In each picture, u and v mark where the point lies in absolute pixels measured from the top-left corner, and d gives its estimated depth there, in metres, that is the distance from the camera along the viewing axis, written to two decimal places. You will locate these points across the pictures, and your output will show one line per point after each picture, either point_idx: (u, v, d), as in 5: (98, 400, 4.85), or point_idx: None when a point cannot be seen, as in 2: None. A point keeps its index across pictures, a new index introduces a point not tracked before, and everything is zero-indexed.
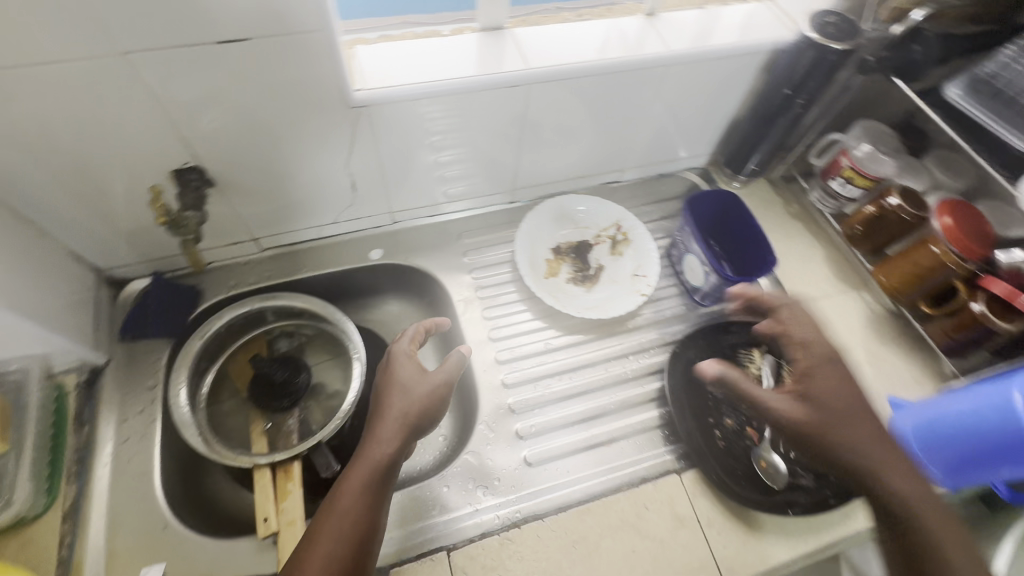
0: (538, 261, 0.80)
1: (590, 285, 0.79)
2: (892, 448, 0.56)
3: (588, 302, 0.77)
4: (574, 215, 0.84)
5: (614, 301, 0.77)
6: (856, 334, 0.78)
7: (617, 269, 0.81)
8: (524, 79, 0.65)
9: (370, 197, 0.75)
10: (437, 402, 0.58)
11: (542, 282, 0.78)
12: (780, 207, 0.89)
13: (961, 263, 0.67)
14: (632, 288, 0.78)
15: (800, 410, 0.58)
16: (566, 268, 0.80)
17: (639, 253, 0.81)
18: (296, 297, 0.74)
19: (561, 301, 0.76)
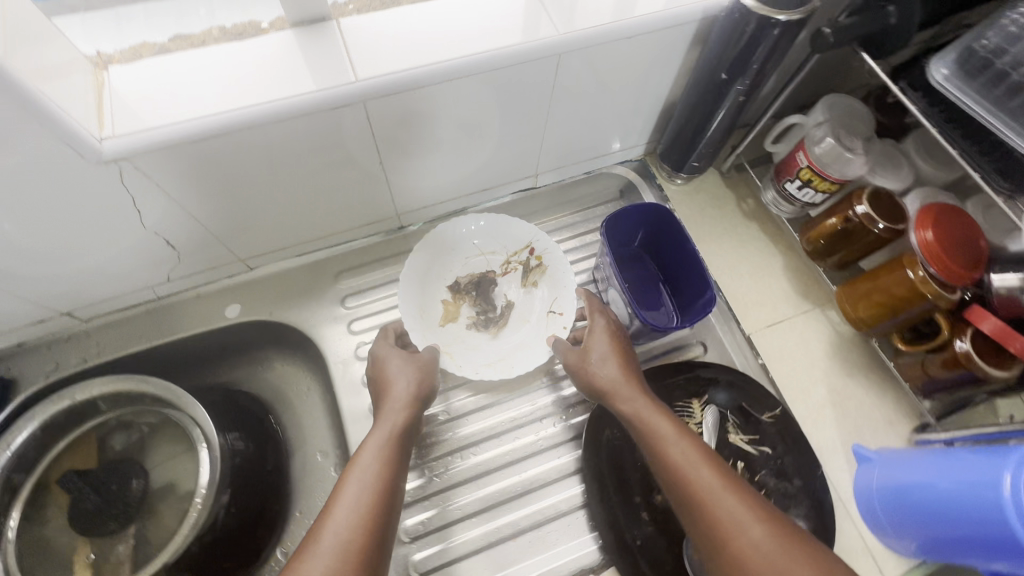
0: (430, 304, 0.65)
1: (496, 330, 0.65)
2: (627, 385, 0.54)
3: (491, 355, 0.64)
4: (476, 238, 0.68)
5: (523, 351, 0.64)
6: (819, 365, 0.65)
7: (529, 305, 0.67)
8: (353, 97, 0.46)
9: (202, 248, 0.59)
10: (426, 379, 0.57)
11: (436, 331, 0.64)
12: (732, 204, 0.74)
13: (943, 293, 0.53)
14: (545, 330, 0.65)
15: (582, 363, 0.57)
16: (467, 309, 0.66)
17: (555, 287, 0.66)
18: (122, 378, 0.58)
19: (457, 358, 0.63)
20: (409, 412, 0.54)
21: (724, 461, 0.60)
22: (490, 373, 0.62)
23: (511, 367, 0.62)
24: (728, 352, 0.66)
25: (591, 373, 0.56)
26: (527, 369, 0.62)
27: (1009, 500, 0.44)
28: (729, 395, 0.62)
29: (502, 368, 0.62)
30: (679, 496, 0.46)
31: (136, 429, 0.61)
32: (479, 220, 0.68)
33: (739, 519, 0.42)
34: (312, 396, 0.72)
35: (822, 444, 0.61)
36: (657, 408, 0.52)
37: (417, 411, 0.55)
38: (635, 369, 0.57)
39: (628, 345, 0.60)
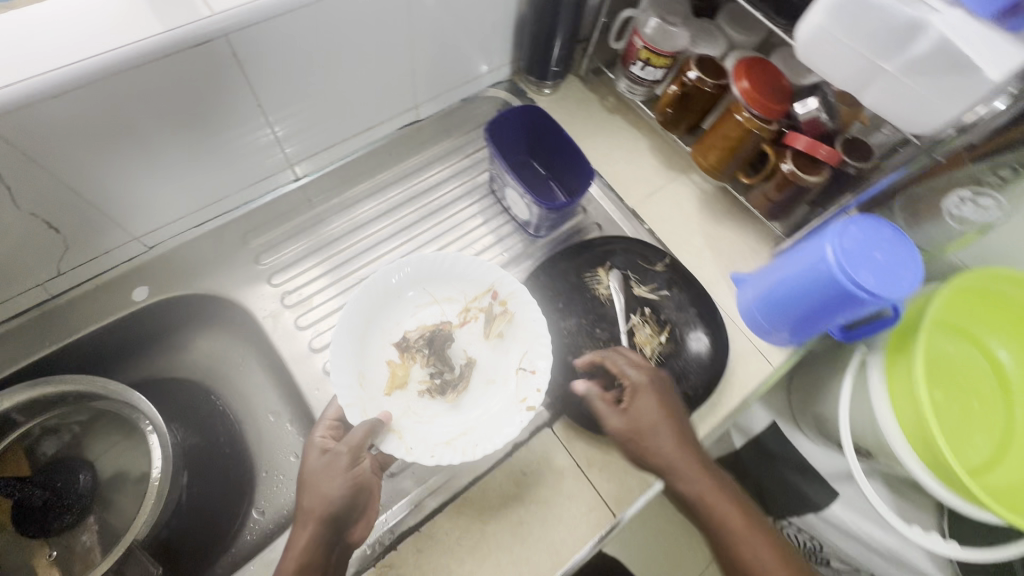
0: (372, 370, 0.62)
1: (455, 399, 0.62)
2: (685, 454, 0.54)
3: (450, 432, 0.59)
4: (428, 285, 0.67)
5: (479, 426, 0.59)
6: (693, 220, 0.76)
7: (495, 366, 0.64)
8: (215, 32, 0.48)
9: (91, 229, 0.57)
10: (354, 482, 0.51)
11: (379, 400, 0.60)
12: (596, 104, 0.83)
13: (765, 125, 0.65)
14: (512, 395, 0.61)
15: (633, 434, 0.55)
16: (421, 373, 0.63)
17: (518, 340, 0.64)
18: (36, 385, 0.55)
19: (407, 437, 0.57)
20: (320, 529, 0.48)
21: (634, 312, 0.69)
22: (448, 455, 0.56)
23: (473, 447, 0.56)
24: (619, 227, 0.76)
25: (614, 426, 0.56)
26: (490, 448, 0.56)
27: (834, 262, 0.56)
28: (625, 258, 0.72)
29: (461, 447, 0.56)
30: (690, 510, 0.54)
31: (66, 430, 0.58)
32: (441, 261, 0.67)
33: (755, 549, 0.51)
34: (248, 365, 0.72)
35: (707, 280, 0.73)
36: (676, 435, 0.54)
37: (334, 529, 0.49)
38: (672, 406, 0.56)
39: (666, 381, 0.58)
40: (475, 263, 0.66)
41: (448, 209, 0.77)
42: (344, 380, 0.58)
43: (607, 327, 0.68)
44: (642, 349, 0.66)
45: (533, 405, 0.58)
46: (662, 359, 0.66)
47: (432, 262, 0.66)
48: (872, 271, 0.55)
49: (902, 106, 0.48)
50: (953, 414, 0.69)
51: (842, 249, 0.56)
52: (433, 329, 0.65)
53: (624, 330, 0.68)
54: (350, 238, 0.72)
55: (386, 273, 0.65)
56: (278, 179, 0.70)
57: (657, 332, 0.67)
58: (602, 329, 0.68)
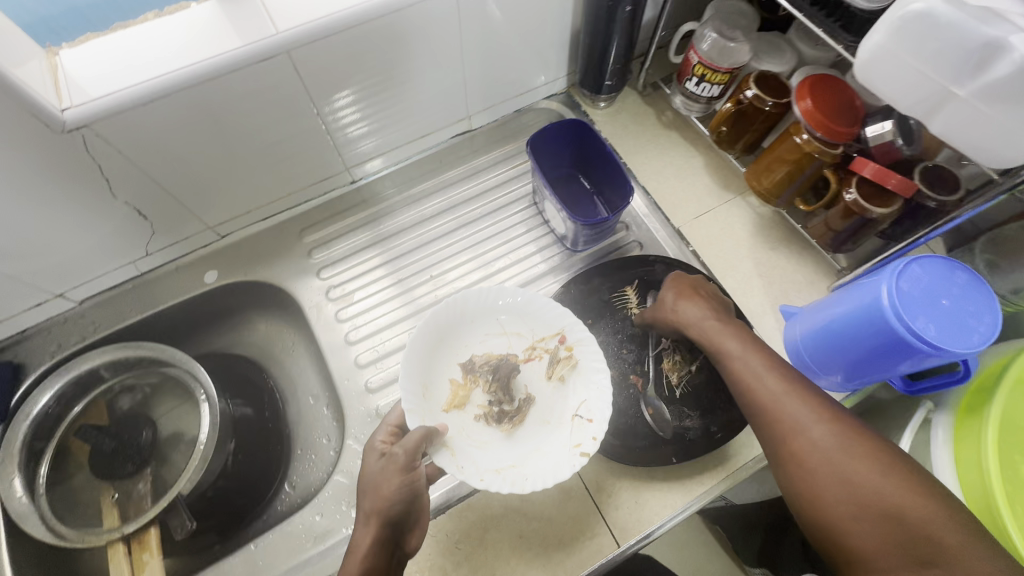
0: (438, 383, 0.62)
1: (510, 430, 0.60)
2: (712, 322, 0.58)
3: (503, 460, 0.58)
4: (501, 315, 0.66)
5: (536, 460, 0.57)
6: (744, 245, 0.72)
7: (555, 405, 0.61)
8: (278, 50, 0.53)
9: (173, 217, 0.65)
10: (408, 483, 0.49)
11: (439, 414, 0.60)
12: (653, 118, 0.80)
13: (828, 149, 0.59)
14: (566, 439, 0.58)
15: (660, 304, 0.63)
16: (481, 396, 0.62)
17: (579, 387, 0.61)
18: (120, 347, 0.65)
19: (458, 457, 0.57)
20: (382, 530, 0.47)
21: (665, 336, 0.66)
22: (496, 484, 0.55)
23: (525, 481, 0.55)
24: (662, 246, 0.73)
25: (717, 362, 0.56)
26: (540, 486, 0.54)
27: (889, 306, 0.50)
28: (664, 279, 0.69)
29: (511, 479, 0.55)
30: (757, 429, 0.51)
31: (140, 390, 0.67)
32: (517, 296, 0.65)
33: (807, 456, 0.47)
34: (297, 349, 0.79)
35: (752, 309, 0.68)
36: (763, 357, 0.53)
37: (394, 532, 0.48)
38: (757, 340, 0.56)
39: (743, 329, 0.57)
40: (546, 304, 0.64)
41: (494, 216, 0.79)
42: (408, 390, 0.59)
43: (635, 348, 0.66)
44: (669, 374, 0.64)
45: (588, 454, 0.56)
46: (689, 387, 0.63)
47: (500, 299, 0.66)
48: (935, 319, 0.49)
49: (986, 132, 0.44)
50: None
51: (899, 292, 0.50)
52: (499, 358, 0.63)
53: (652, 354, 0.65)
54: (405, 235, 0.78)
55: (467, 296, 0.65)
56: (361, 170, 0.77)
57: (687, 360, 0.64)
58: (629, 349, 0.66)
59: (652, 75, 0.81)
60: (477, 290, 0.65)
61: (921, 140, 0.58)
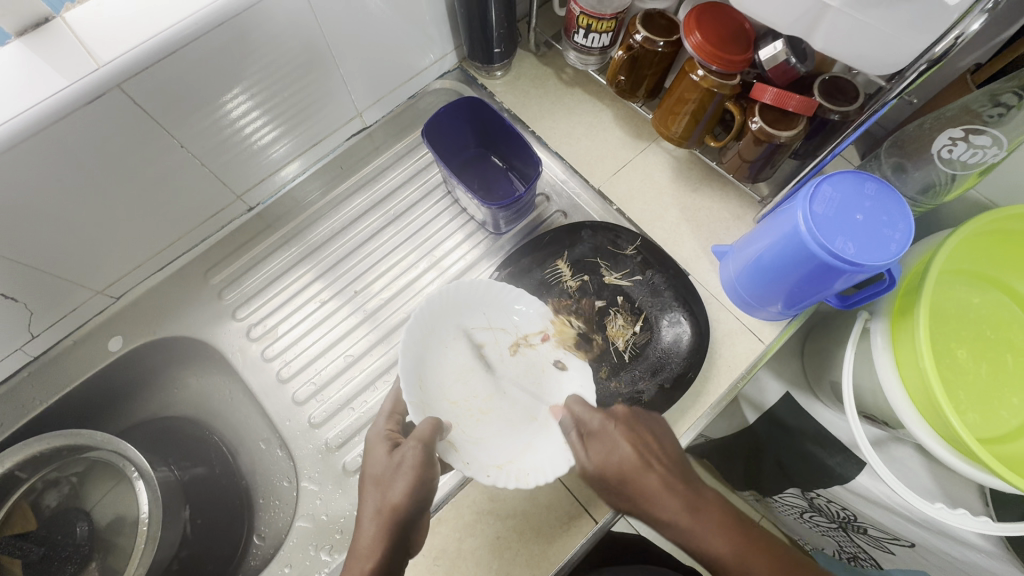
0: (432, 376, 0.59)
1: (501, 427, 0.58)
2: (627, 434, 0.50)
3: (500, 456, 0.56)
4: (495, 307, 0.63)
5: (532, 453, 0.55)
6: (666, 192, 0.70)
7: (541, 401, 0.59)
8: (110, 87, 0.46)
9: (48, 292, 0.58)
10: (422, 478, 0.47)
11: (437, 406, 0.58)
12: (553, 78, 0.77)
13: (725, 82, 0.57)
14: (556, 434, 0.56)
15: (590, 420, 0.52)
16: (469, 393, 0.60)
17: (567, 380, 0.59)
18: (30, 444, 0.58)
19: (464, 452, 0.55)
20: (389, 532, 0.46)
21: (606, 302, 0.65)
22: (502, 479, 0.53)
23: (526, 475, 0.54)
24: (587, 211, 0.71)
25: (580, 461, 0.51)
26: (542, 479, 0.53)
27: (807, 233, 0.49)
28: (593, 244, 0.67)
29: (515, 473, 0.54)
30: (616, 495, 0.48)
31: (65, 482, 0.61)
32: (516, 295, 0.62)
33: (693, 532, 0.44)
34: (233, 396, 0.74)
35: (685, 256, 0.67)
36: (633, 440, 0.49)
37: (402, 533, 0.46)
38: (651, 435, 0.50)
39: (628, 419, 0.51)
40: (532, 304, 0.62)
41: (408, 215, 0.75)
42: (409, 378, 0.56)
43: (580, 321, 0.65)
44: (615, 341, 0.63)
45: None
46: (637, 350, 0.62)
47: (489, 299, 0.62)
48: (853, 237, 0.48)
49: (867, 40, 0.43)
50: (973, 374, 0.61)
51: (816, 217, 0.49)
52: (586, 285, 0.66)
53: (596, 323, 0.64)
54: (335, 242, 0.74)
55: (458, 287, 0.61)
56: (279, 178, 0.71)
57: (630, 322, 0.64)
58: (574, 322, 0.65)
59: (543, 32, 0.77)
60: (493, 284, 0.62)
61: (814, 56, 0.56)
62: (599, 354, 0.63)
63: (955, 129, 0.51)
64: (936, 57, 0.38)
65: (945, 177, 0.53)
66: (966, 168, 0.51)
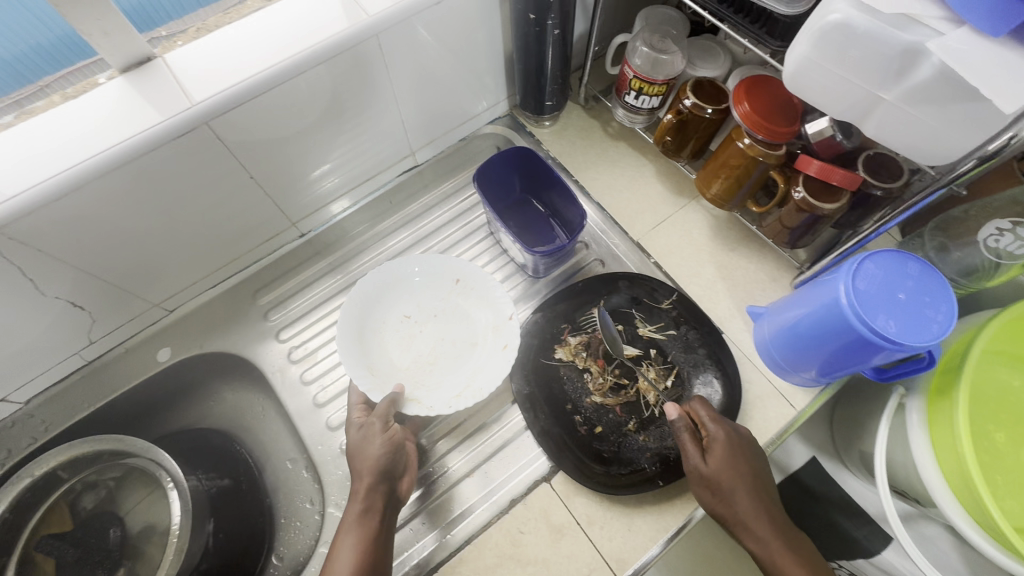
0: (380, 361, 0.66)
1: (450, 365, 0.67)
2: (744, 459, 0.53)
3: (456, 388, 0.65)
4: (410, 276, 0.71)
5: (481, 372, 0.65)
6: (703, 249, 0.72)
7: (473, 329, 0.69)
8: (199, 124, 0.50)
9: (110, 301, 0.62)
10: (391, 436, 0.56)
11: (394, 377, 0.66)
12: (599, 130, 0.80)
13: (771, 151, 0.59)
14: (494, 345, 0.66)
15: (715, 437, 0.54)
16: (412, 356, 0.68)
17: (487, 301, 0.69)
18: (76, 444, 0.61)
19: (424, 401, 0.64)
20: (375, 480, 0.53)
21: (638, 355, 0.66)
22: (463, 402, 0.62)
23: (480, 389, 0.63)
24: (624, 261, 0.73)
25: (693, 461, 0.53)
26: (493, 383, 0.62)
27: (847, 306, 0.50)
28: (630, 295, 0.69)
29: (469, 394, 0.63)
30: (717, 498, 0.52)
31: (102, 486, 0.64)
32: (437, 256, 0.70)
33: (775, 552, 0.50)
34: (265, 415, 0.75)
35: (720, 314, 0.68)
36: (748, 465, 0.53)
37: (387, 479, 0.54)
38: (760, 466, 0.54)
39: (746, 440, 0.55)
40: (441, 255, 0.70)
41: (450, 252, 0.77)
42: (355, 369, 0.63)
43: (615, 370, 0.65)
44: (646, 395, 0.63)
45: (513, 345, 0.64)
46: (668, 405, 0.62)
47: (397, 277, 0.70)
48: (893, 315, 0.49)
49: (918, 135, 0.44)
50: (1013, 460, 0.60)
51: (856, 291, 0.50)
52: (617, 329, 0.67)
53: (627, 373, 0.65)
54: None
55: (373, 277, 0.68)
56: (335, 206, 0.75)
57: (661, 377, 0.64)
58: (608, 372, 0.65)
59: (592, 87, 0.81)
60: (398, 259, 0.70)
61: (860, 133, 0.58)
62: (629, 406, 0.63)
63: (1003, 220, 0.52)
64: (988, 154, 0.38)
65: (988, 264, 0.53)
66: (1011, 257, 0.51)
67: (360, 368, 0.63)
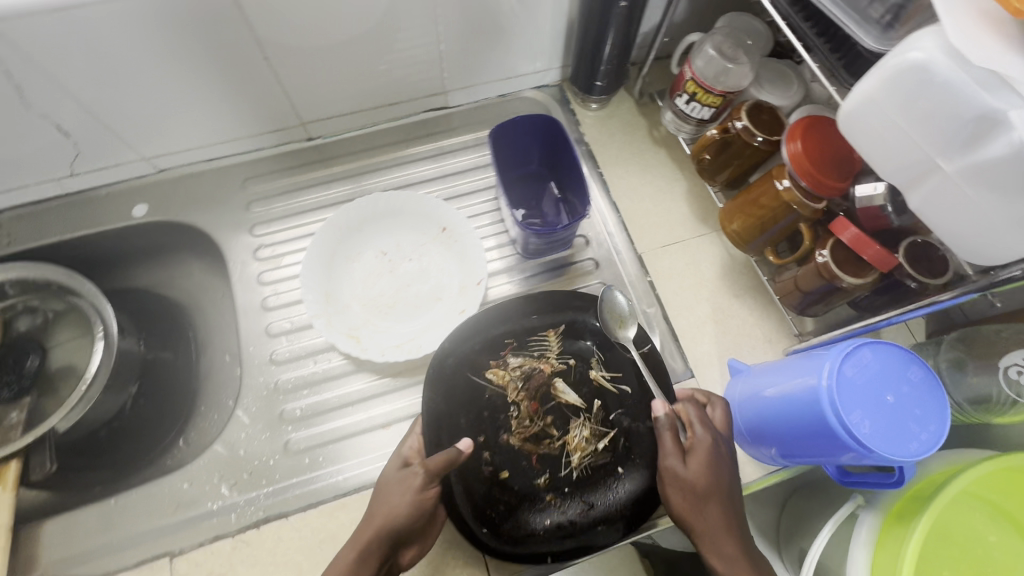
0: (340, 290, 0.64)
1: (405, 314, 0.64)
2: (727, 473, 0.48)
3: (401, 337, 0.62)
4: (395, 214, 0.67)
5: (432, 330, 0.62)
6: (706, 286, 0.66)
7: (441, 284, 0.65)
8: None
9: (97, 140, 0.61)
10: (409, 509, 0.47)
11: (348, 310, 0.63)
12: (644, 130, 0.74)
13: (809, 202, 0.53)
14: (454, 306, 0.63)
15: (700, 442, 0.48)
16: (374, 293, 0.65)
17: (464, 261, 0.65)
18: (31, 266, 0.61)
19: (364, 341, 0.61)
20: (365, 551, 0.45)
21: (577, 404, 0.58)
22: (400, 353, 0.60)
23: (422, 343, 0.61)
24: (621, 270, 0.67)
25: (671, 461, 0.48)
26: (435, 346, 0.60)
27: (825, 389, 0.44)
28: (593, 333, 0.61)
29: (410, 347, 0.61)
30: (689, 506, 0.47)
31: (42, 313, 0.64)
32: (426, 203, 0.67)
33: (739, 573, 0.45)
34: (219, 303, 0.74)
35: (698, 357, 0.63)
36: (728, 478, 0.48)
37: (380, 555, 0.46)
38: (740, 484, 0.49)
39: (732, 453, 0.50)
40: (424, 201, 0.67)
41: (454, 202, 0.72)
42: (309, 291, 0.63)
43: (548, 415, 0.58)
44: (571, 453, 0.56)
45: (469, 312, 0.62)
46: (588, 471, 0.55)
47: (385, 210, 0.67)
48: (871, 414, 0.43)
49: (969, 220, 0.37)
50: None
51: (841, 375, 0.44)
52: (564, 365, 0.60)
53: (557, 423, 0.57)
54: None
55: (360, 206, 0.66)
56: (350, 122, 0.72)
57: (594, 437, 0.57)
58: (538, 415, 0.58)
59: (650, 84, 0.75)
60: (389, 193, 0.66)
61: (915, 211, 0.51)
62: (548, 460, 0.56)
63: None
64: None
65: (1005, 396, 0.47)
66: None
67: (312, 295, 0.62)
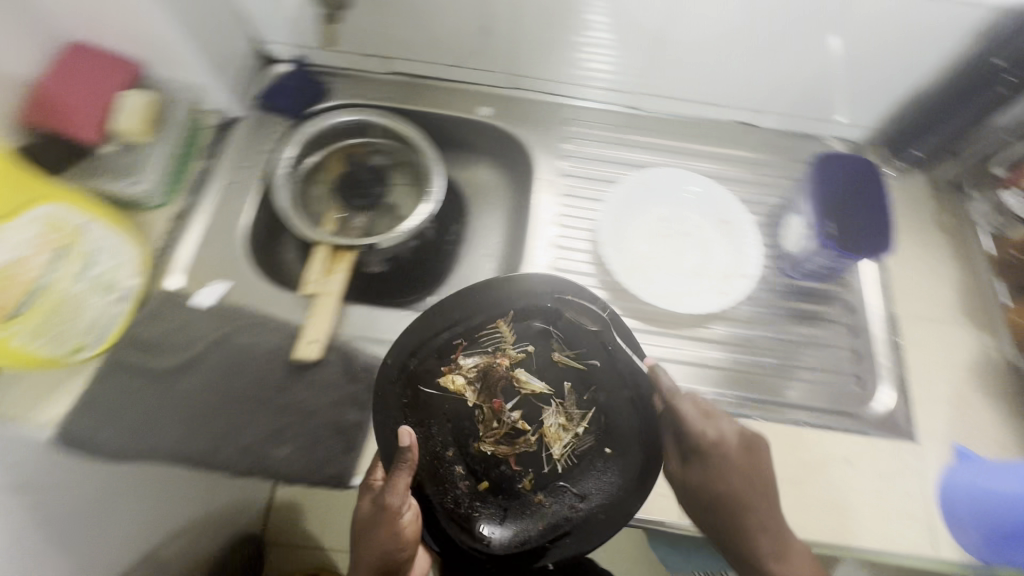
0: (624, 234, 0.73)
1: (671, 275, 0.72)
2: (714, 460, 0.55)
3: (664, 291, 0.71)
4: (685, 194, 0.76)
5: (692, 296, 0.70)
6: (952, 370, 0.67)
7: (708, 264, 0.72)
8: None
9: (496, 47, 0.74)
10: (396, 540, 0.52)
11: (625, 252, 0.73)
12: (932, 212, 0.77)
13: None
14: (717, 286, 0.71)
15: (691, 430, 0.55)
16: (650, 247, 0.74)
17: (735, 253, 0.73)
18: (401, 123, 0.76)
19: (634, 280, 0.71)
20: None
21: (546, 402, 0.62)
22: (664, 301, 0.69)
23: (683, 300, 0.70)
24: (870, 322, 0.70)
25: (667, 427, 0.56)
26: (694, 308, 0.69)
27: None
28: (529, 305, 0.60)
29: (671, 299, 0.70)
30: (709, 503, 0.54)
31: (393, 159, 0.79)
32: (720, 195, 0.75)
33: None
34: None
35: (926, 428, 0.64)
36: (719, 464, 0.54)
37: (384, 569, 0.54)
38: (743, 473, 0.55)
39: (718, 442, 0.55)
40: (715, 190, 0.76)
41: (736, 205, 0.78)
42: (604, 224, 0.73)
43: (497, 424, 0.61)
44: (552, 445, 0.60)
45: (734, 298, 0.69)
46: (572, 456, 0.60)
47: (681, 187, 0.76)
48: None
49: None
50: None
51: None
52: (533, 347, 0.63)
53: (538, 427, 0.62)
54: None
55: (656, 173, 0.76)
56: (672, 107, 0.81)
57: (569, 424, 0.61)
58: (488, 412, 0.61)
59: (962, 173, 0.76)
60: (670, 169, 0.76)
61: None
62: (528, 456, 0.60)
63: None
64: None
65: None
66: None
67: (603, 230, 0.73)
